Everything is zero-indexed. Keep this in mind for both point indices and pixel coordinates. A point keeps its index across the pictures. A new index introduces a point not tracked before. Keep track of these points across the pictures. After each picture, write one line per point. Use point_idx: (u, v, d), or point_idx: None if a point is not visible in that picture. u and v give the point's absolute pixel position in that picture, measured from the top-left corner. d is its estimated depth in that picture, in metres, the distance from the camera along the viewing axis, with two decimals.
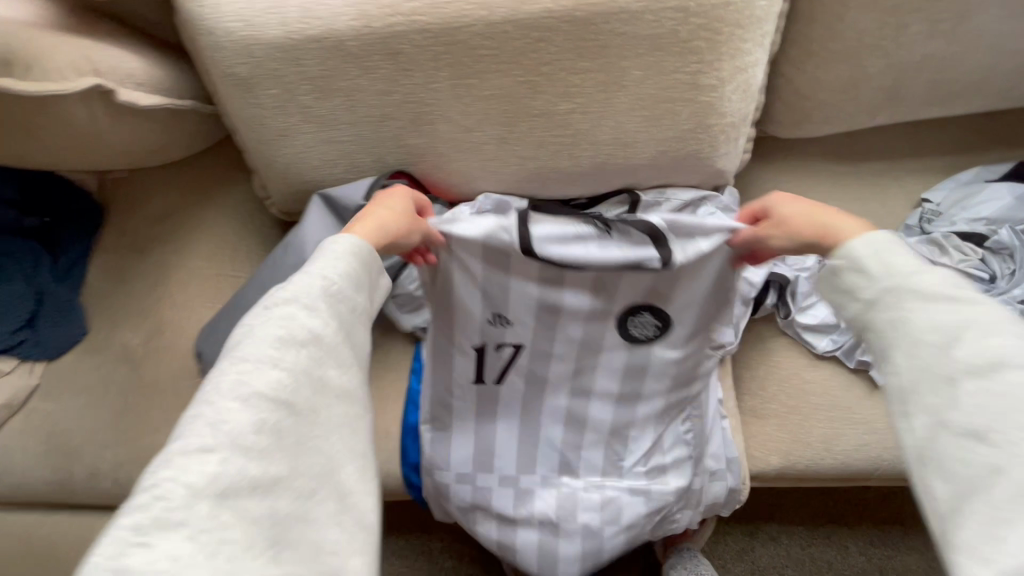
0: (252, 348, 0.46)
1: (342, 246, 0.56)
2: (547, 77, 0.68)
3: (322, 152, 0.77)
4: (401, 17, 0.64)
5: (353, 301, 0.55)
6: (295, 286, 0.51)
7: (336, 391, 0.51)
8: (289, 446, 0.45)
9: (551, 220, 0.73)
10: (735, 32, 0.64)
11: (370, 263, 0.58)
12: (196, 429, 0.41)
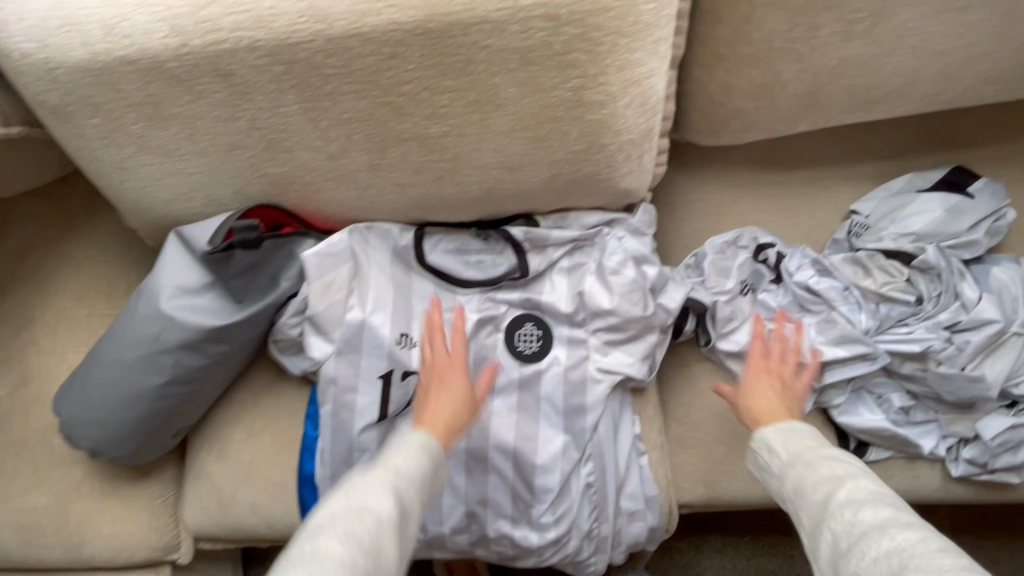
0: (375, 486, 0.53)
1: (416, 446, 0.60)
2: (410, 97, 0.59)
3: (172, 185, 0.68)
4: (224, 33, 0.54)
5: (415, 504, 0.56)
6: (394, 462, 0.57)
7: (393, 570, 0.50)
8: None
9: (442, 235, 0.77)
10: (618, 41, 0.55)
11: (434, 463, 0.61)
12: (330, 536, 0.47)
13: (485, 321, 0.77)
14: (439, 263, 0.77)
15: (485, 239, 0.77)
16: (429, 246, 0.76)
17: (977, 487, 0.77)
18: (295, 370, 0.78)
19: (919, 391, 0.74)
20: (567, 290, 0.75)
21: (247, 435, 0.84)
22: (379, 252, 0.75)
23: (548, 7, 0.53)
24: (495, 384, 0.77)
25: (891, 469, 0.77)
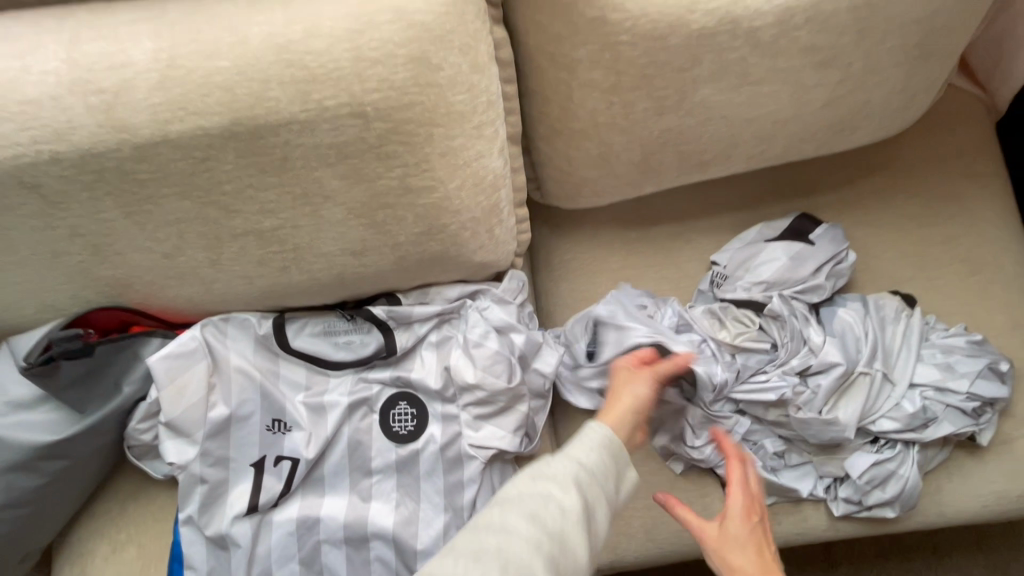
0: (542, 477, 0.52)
1: (597, 436, 0.56)
2: (235, 195, 0.58)
3: (0, 295, 0.64)
4: (25, 148, 0.53)
5: (613, 498, 0.55)
6: (573, 449, 0.55)
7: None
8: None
9: (304, 320, 0.75)
10: (434, 131, 0.57)
11: (617, 456, 0.56)
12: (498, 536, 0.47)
13: (358, 404, 0.75)
14: (305, 348, 0.74)
15: (352, 318, 0.76)
16: (292, 332, 0.74)
17: (862, 522, 0.78)
18: (157, 475, 0.73)
19: (790, 435, 0.74)
20: (438, 363, 0.74)
21: (111, 549, 0.77)
22: (241, 343, 0.72)
23: (356, 106, 0.54)
24: (370, 467, 0.74)
25: (777, 511, 0.78)
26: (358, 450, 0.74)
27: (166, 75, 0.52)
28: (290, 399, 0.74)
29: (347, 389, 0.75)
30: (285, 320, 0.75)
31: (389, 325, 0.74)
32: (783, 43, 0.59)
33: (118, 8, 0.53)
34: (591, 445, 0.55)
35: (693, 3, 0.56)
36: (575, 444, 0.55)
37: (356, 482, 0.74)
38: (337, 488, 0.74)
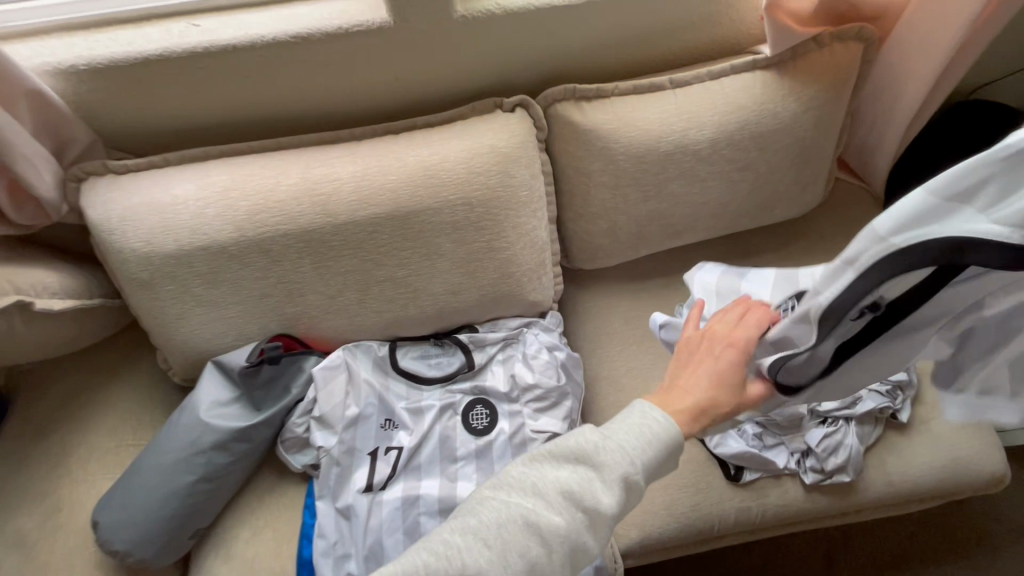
0: (570, 471, 0.63)
1: (656, 428, 0.66)
2: (385, 254, 0.93)
3: (214, 327, 0.95)
4: (269, 228, 0.88)
5: (642, 487, 0.66)
6: (627, 436, 0.65)
7: (584, 558, 0.62)
8: (562, 553, 0.60)
9: (410, 346, 1.06)
10: (509, 213, 0.94)
11: (667, 452, 0.66)
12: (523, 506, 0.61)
13: (446, 408, 1.02)
14: (409, 365, 1.04)
15: (441, 345, 1.07)
16: (400, 354, 1.05)
17: (829, 492, 1.02)
18: (298, 465, 0.98)
19: (765, 421, 1.01)
20: (504, 373, 1.03)
21: (252, 534, 0.99)
22: (364, 361, 1.02)
23: (465, 199, 0.91)
24: (457, 455, 0.99)
25: (764, 485, 1.03)
26: (447, 442, 1.00)
27: (357, 185, 0.88)
28: (398, 403, 1.01)
29: (439, 396, 1.02)
30: (394, 345, 1.05)
31: (468, 347, 1.05)
32: (718, 158, 0.97)
33: (328, 149, 0.91)
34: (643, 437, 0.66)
35: (660, 138, 0.95)
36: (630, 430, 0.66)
37: (444, 467, 0.99)
38: (430, 473, 0.99)
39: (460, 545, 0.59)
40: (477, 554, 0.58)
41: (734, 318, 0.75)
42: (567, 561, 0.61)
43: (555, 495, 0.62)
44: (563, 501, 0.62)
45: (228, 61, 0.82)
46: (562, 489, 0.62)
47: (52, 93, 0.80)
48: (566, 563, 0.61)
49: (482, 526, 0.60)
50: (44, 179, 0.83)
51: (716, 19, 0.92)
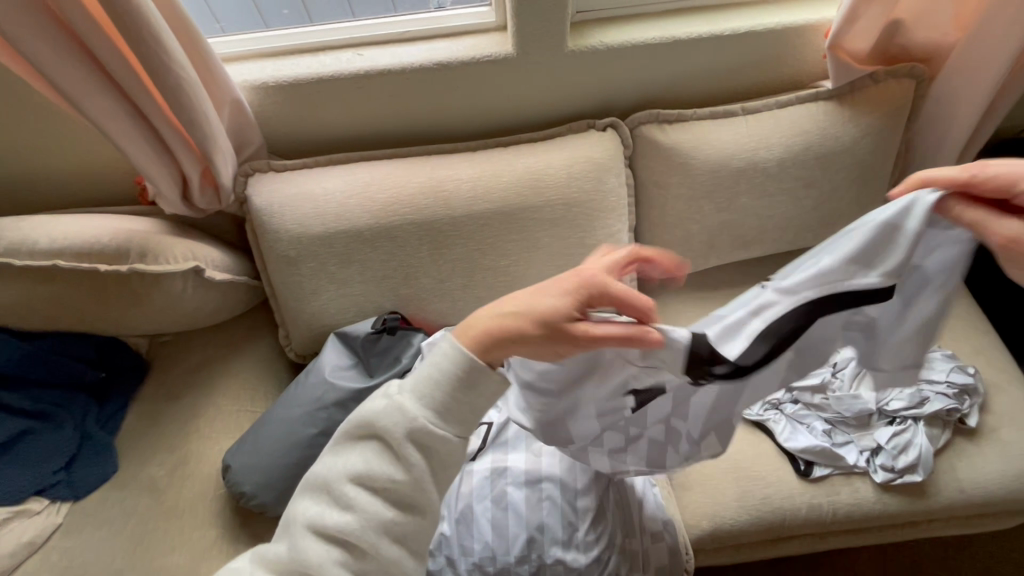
0: (353, 457, 0.64)
1: (444, 351, 0.64)
2: (491, 245, 1.07)
3: (339, 303, 1.10)
4: (399, 217, 1.05)
5: (452, 431, 0.64)
6: (382, 405, 0.64)
7: (406, 526, 0.63)
8: (372, 540, 0.61)
9: None
10: (598, 215, 1.08)
11: (457, 385, 0.63)
12: (315, 514, 0.63)
13: None
14: None
15: None
16: None
17: (901, 493, 1.05)
18: None
19: (832, 418, 1.07)
20: None
21: None
22: None
23: (564, 201, 1.06)
24: (541, 434, 1.09)
25: (834, 483, 1.07)
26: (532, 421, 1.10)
27: (474, 185, 1.05)
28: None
29: None
30: None
31: None
32: (785, 175, 1.10)
33: (450, 156, 1.08)
34: (364, 419, 0.65)
35: (733, 155, 1.09)
36: (361, 408, 0.66)
37: (529, 444, 1.08)
38: (515, 448, 1.08)
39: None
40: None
41: (604, 290, 0.61)
42: (387, 537, 0.62)
43: (346, 485, 0.63)
44: (354, 489, 0.63)
45: (382, 82, 1.02)
46: (353, 476, 0.63)
47: (246, 101, 1.01)
48: (388, 536, 0.62)
49: (288, 548, 0.63)
50: (228, 170, 1.03)
51: (782, 58, 1.09)
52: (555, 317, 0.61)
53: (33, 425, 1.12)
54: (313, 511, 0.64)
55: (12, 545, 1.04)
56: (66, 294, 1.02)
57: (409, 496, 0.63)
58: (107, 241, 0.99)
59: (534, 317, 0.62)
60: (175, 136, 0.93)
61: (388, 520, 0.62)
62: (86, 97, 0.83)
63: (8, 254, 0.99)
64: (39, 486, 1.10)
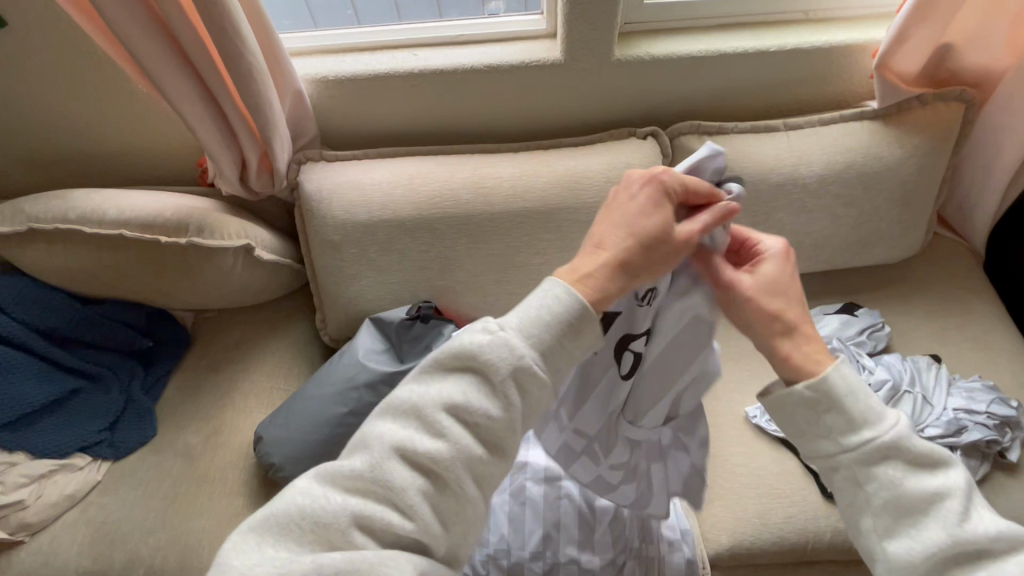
0: (448, 386, 0.54)
1: (553, 296, 0.57)
2: (525, 243, 1.10)
3: (377, 290, 1.15)
4: (440, 210, 1.09)
5: (551, 375, 0.57)
6: (485, 336, 0.55)
7: (490, 470, 0.55)
8: (458, 480, 0.52)
9: None
10: None
11: (565, 329, 0.57)
12: (393, 438, 0.53)
13: None
14: None
15: None
16: None
17: None
18: None
19: None
20: None
21: None
22: None
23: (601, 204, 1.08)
24: None
25: None
26: None
27: (513, 183, 1.08)
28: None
29: None
30: None
31: None
32: (825, 192, 1.10)
33: (493, 155, 1.12)
34: (466, 349, 0.55)
35: (773, 169, 1.09)
36: (459, 337, 0.56)
37: None
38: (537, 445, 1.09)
39: (337, 504, 0.51)
40: (372, 506, 0.51)
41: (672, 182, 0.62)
42: (472, 474, 0.54)
43: (440, 414, 0.53)
44: (448, 420, 0.53)
45: (434, 80, 1.07)
46: (449, 406, 0.53)
47: (306, 93, 1.07)
48: (468, 481, 0.53)
49: (363, 471, 0.52)
50: (284, 156, 1.09)
51: (827, 77, 1.10)
52: (661, 229, 0.60)
53: (83, 385, 1.18)
54: (394, 433, 0.53)
55: (56, 496, 1.10)
56: (125, 262, 1.09)
57: (502, 440, 0.55)
58: (170, 215, 1.06)
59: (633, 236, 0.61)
60: (241, 121, 0.99)
61: (474, 466, 0.53)
62: (167, 80, 0.90)
63: (80, 221, 1.06)
64: (84, 443, 1.16)
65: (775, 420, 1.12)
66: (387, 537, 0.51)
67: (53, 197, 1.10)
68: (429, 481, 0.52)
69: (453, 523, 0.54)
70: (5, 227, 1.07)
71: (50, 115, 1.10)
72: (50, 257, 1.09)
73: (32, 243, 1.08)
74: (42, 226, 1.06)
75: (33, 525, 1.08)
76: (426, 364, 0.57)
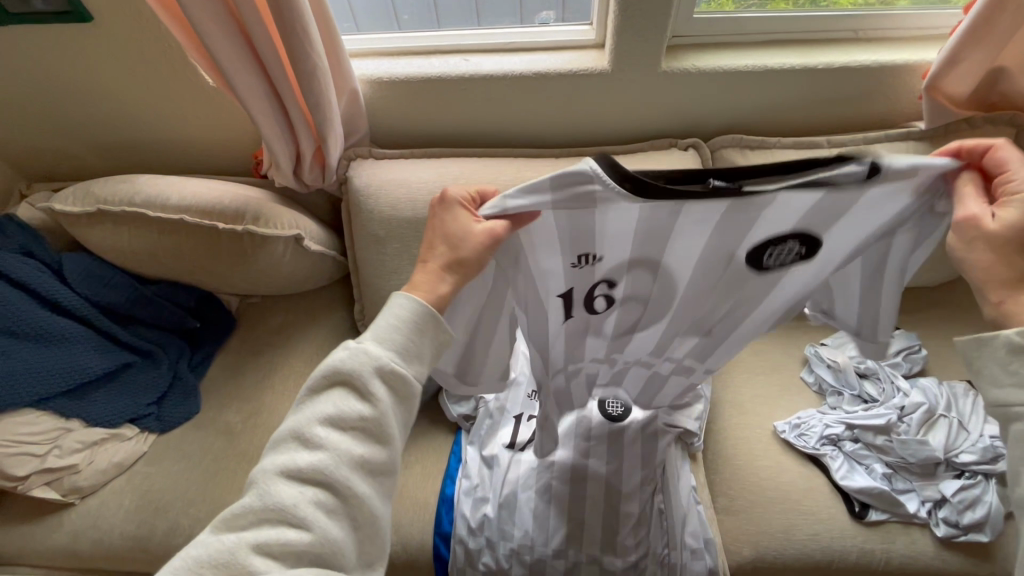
0: (321, 404, 0.60)
1: (398, 307, 0.63)
2: None
3: None
4: None
5: (415, 369, 0.64)
6: (349, 348, 0.62)
7: (379, 467, 0.61)
8: (347, 482, 0.58)
9: None
10: None
11: (418, 328, 0.63)
12: (277, 463, 0.58)
13: None
14: None
15: None
16: None
17: (964, 552, 1.00)
18: (457, 412, 1.18)
19: (894, 462, 1.04)
20: None
21: (403, 466, 1.15)
22: None
23: None
24: (587, 436, 1.09)
25: (890, 530, 1.03)
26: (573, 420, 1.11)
27: None
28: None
29: None
30: None
31: None
32: None
33: (536, 159, 1.15)
34: (332, 366, 0.61)
35: None
36: (325, 358, 0.62)
37: (578, 444, 1.08)
38: (562, 445, 1.09)
39: (229, 541, 0.56)
40: (270, 531, 0.56)
41: (465, 197, 0.68)
42: (360, 476, 0.60)
43: (316, 429, 0.59)
44: (325, 432, 0.59)
45: (484, 85, 1.11)
46: (324, 420, 0.59)
47: (361, 93, 1.12)
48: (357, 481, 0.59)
49: (254, 504, 0.57)
50: (336, 152, 1.14)
51: (874, 95, 1.10)
52: (458, 230, 0.65)
53: (136, 360, 1.25)
54: (276, 460, 0.59)
55: (105, 463, 1.16)
56: (183, 245, 1.15)
57: (387, 437, 0.62)
58: (227, 203, 1.12)
59: (442, 243, 0.66)
60: (300, 117, 1.05)
61: (360, 466, 0.60)
62: (238, 76, 0.96)
63: (144, 205, 1.13)
64: (134, 414, 1.22)
65: (806, 435, 1.11)
66: (288, 558, 0.56)
67: (122, 181, 1.17)
68: (321, 493, 0.58)
69: (355, 525, 0.60)
70: (77, 207, 1.15)
71: (122, 105, 1.17)
72: (116, 239, 1.16)
73: (100, 223, 1.16)
74: (110, 208, 1.13)
75: (84, 489, 1.15)
76: (301, 391, 0.63)
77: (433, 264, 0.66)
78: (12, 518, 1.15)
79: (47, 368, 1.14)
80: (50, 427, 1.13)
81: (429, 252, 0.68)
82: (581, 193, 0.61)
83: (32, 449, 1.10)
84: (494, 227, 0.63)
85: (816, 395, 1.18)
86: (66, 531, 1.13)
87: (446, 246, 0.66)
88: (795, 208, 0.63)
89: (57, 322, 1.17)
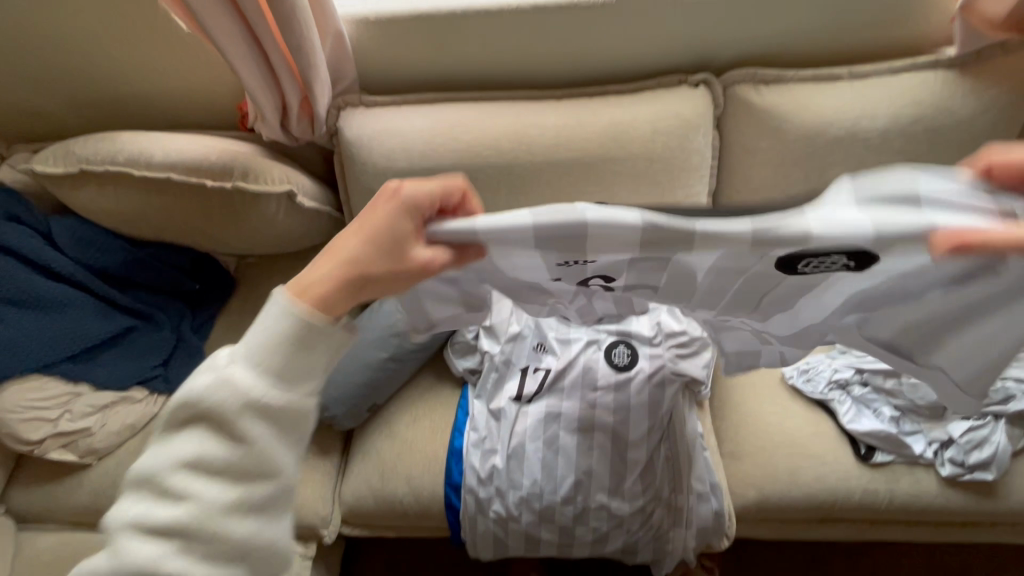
0: (181, 441, 0.52)
1: (277, 307, 0.54)
2: (567, 195, 1.08)
3: None
4: (481, 159, 1.07)
5: (295, 398, 0.55)
6: (211, 375, 0.52)
7: (262, 504, 0.53)
8: (220, 530, 0.51)
9: None
10: (679, 174, 1.07)
11: (298, 350, 0.54)
12: (130, 515, 0.51)
13: (591, 343, 1.11)
14: None
15: None
16: None
17: (967, 490, 1.01)
18: (462, 366, 1.17)
19: (902, 405, 1.03)
20: (649, 323, 1.11)
21: (412, 421, 1.16)
22: None
23: (647, 155, 1.04)
24: (595, 387, 1.08)
25: (895, 470, 1.04)
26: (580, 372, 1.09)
27: (557, 132, 1.05)
28: (550, 332, 1.13)
29: (580, 333, 1.12)
30: None
31: None
32: (888, 148, 1.04)
33: (536, 103, 1.09)
34: (189, 398, 0.52)
35: (833, 122, 1.03)
36: (183, 386, 0.53)
37: (585, 396, 1.07)
38: (569, 396, 1.08)
39: None
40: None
41: (425, 200, 0.58)
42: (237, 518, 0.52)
43: (176, 473, 0.51)
44: (186, 474, 0.51)
45: (478, 22, 1.03)
46: (183, 462, 0.51)
47: (347, 34, 1.04)
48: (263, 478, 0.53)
49: (107, 564, 0.49)
50: (324, 101, 1.08)
51: (901, 20, 1.02)
52: (393, 239, 0.57)
53: (138, 323, 1.24)
54: (131, 508, 0.51)
55: (118, 425, 1.18)
56: (173, 205, 1.11)
57: (268, 468, 0.53)
58: (213, 159, 1.07)
59: (364, 242, 0.57)
60: (283, 63, 0.98)
61: (231, 509, 0.52)
62: (211, 18, 0.88)
63: (128, 164, 1.08)
64: (141, 377, 1.22)
65: (814, 381, 1.10)
66: None
67: (102, 139, 1.12)
68: (195, 544, 0.50)
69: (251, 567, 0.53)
70: (59, 168, 1.10)
71: (93, 55, 1.10)
72: (102, 199, 1.12)
73: (84, 185, 1.11)
74: (94, 168, 1.08)
75: (100, 451, 1.17)
76: (159, 424, 0.54)
77: (335, 260, 0.56)
78: (34, 479, 1.18)
79: (48, 334, 1.14)
80: (58, 392, 1.14)
81: (346, 235, 0.58)
82: (574, 236, 0.57)
83: (44, 414, 1.12)
84: (427, 267, 0.58)
85: (826, 340, 1.16)
86: (88, 490, 1.16)
87: (370, 244, 0.56)
88: (842, 231, 0.54)
89: (54, 288, 1.15)
